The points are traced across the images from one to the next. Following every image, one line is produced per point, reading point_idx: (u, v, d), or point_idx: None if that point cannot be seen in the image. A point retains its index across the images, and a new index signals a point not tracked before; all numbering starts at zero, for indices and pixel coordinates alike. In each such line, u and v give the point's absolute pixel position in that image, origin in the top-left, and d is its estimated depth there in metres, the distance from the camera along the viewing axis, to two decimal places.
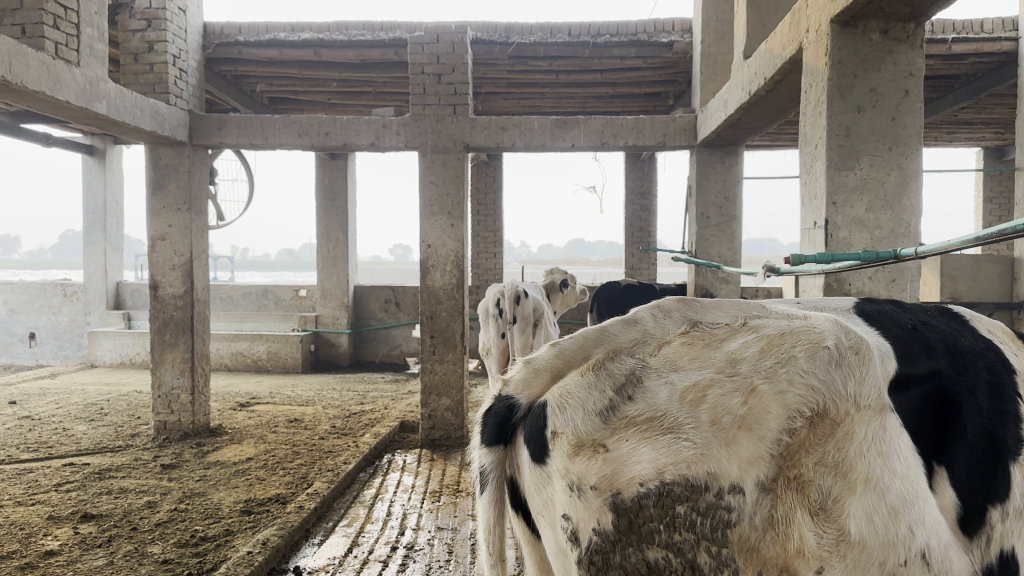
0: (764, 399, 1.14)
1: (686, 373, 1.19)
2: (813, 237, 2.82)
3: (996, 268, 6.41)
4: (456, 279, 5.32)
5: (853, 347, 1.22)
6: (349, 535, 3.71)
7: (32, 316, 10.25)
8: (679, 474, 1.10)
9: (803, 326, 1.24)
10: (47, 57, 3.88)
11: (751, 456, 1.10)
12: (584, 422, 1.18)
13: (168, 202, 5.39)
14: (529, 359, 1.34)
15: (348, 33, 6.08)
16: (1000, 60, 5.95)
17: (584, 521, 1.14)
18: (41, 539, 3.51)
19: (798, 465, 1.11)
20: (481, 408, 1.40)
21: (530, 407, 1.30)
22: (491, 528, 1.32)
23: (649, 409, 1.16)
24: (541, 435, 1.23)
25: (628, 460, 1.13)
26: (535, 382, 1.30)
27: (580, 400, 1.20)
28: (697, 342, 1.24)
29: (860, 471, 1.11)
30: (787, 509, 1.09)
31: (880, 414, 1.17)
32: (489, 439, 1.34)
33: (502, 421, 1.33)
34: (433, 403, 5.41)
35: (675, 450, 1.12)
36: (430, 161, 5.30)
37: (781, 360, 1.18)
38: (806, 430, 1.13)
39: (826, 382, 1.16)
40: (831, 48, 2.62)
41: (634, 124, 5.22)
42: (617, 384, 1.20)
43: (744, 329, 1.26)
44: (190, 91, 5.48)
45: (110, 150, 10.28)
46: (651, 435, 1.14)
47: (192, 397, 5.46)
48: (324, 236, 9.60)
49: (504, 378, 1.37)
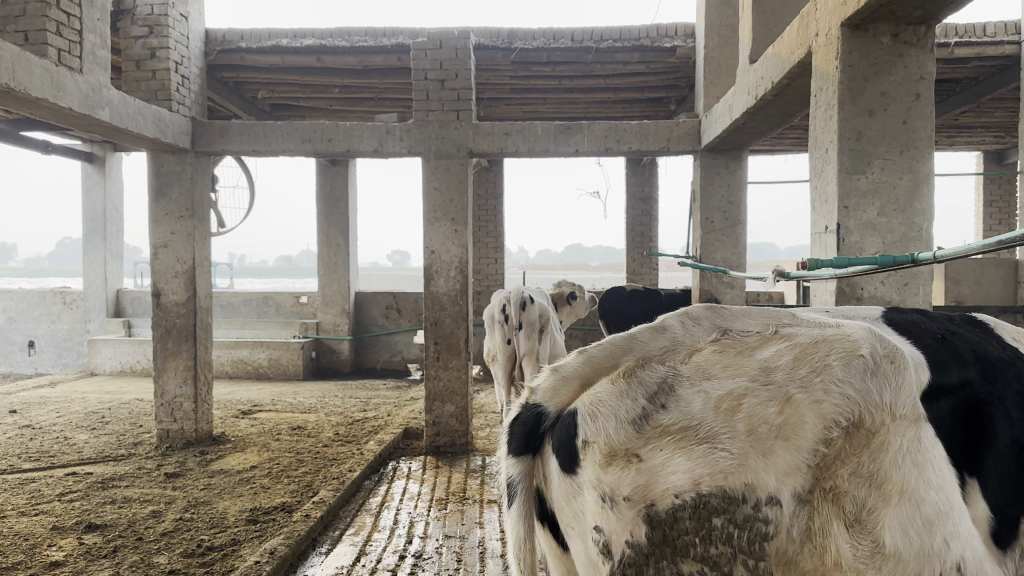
0: (800, 409, 1.13)
1: (720, 382, 1.18)
2: (825, 242, 2.81)
3: (999, 271, 6.41)
4: (460, 284, 5.32)
5: (888, 355, 1.21)
6: (356, 544, 3.69)
7: (31, 324, 10.22)
8: (716, 486, 1.09)
9: (836, 334, 1.23)
10: (50, 64, 3.87)
11: (788, 467, 1.09)
12: (617, 431, 1.16)
13: (171, 209, 5.37)
14: (556, 367, 1.33)
15: (349, 40, 6.04)
16: (1002, 63, 5.97)
17: (616, 533, 1.13)
18: (46, 549, 3.48)
19: (834, 476, 1.09)
20: (506, 417, 1.38)
21: (558, 415, 1.29)
22: (520, 541, 1.31)
23: (683, 417, 1.15)
24: (570, 445, 1.22)
25: (663, 469, 1.12)
26: (563, 390, 1.29)
27: (611, 409, 1.19)
28: (730, 349, 1.23)
29: (895, 481, 1.10)
30: (824, 522, 1.08)
31: (915, 424, 1.16)
32: (517, 449, 1.32)
33: (531, 430, 1.32)
34: (437, 410, 5.38)
35: (711, 460, 1.10)
36: (433, 167, 5.29)
37: (815, 369, 1.17)
38: (842, 440, 1.11)
39: (861, 392, 1.15)
40: (842, 51, 2.62)
41: (637, 129, 5.23)
42: (649, 392, 1.18)
43: (776, 337, 1.25)
44: (192, 98, 5.48)
45: (110, 158, 10.28)
46: (686, 445, 1.12)
47: (195, 405, 5.43)
48: (325, 242, 9.58)
49: (530, 387, 1.35)
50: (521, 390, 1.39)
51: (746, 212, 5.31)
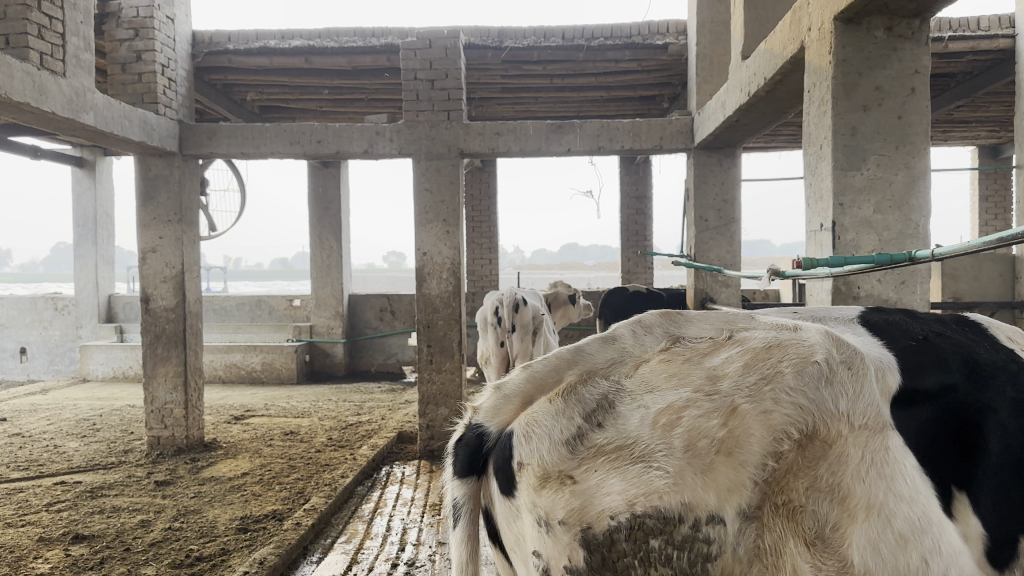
0: (745, 421, 1.08)
1: (662, 395, 1.13)
2: (820, 240, 2.76)
3: (996, 266, 6.39)
4: (453, 287, 5.26)
5: (846, 361, 1.17)
6: (347, 552, 3.62)
7: (22, 330, 10.10)
8: (651, 506, 1.04)
9: (791, 339, 1.18)
10: (32, 67, 3.78)
11: (728, 483, 1.04)
12: (550, 453, 1.12)
13: (158, 213, 5.29)
14: (499, 384, 1.28)
15: (338, 40, 5.97)
16: (997, 58, 5.94)
17: (554, 558, 1.09)
18: (31, 561, 3.41)
19: (788, 491, 1.05)
20: (451, 437, 1.32)
21: (499, 434, 1.24)
22: (465, 563, 1.26)
23: (618, 437, 1.10)
24: (507, 467, 1.18)
25: (597, 491, 1.07)
26: (505, 409, 1.24)
27: (546, 429, 1.14)
28: (677, 358, 1.19)
29: (858, 496, 1.06)
30: (777, 539, 1.04)
31: (876, 433, 1.12)
32: (460, 471, 1.26)
33: (474, 452, 1.25)
34: (431, 414, 5.31)
35: (646, 480, 1.05)
36: (424, 168, 5.23)
37: (766, 376, 1.12)
38: (792, 453, 1.07)
39: (815, 401, 1.11)
40: (835, 46, 2.57)
41: (630, 128, 5.16)
42: (587, 410, 1.14)
43: (729, 343, 1.20)
44: (179, 100, 5.40)
45: (100, 162, 10.16)
46: (621, 464, 1.08)
47: (186, 412, 5.35)
48: (318, 245, 9.49)
49: (473, 407, 1.30)
50: (464, 410, 1.34)
51: (741, 210, 5.26)
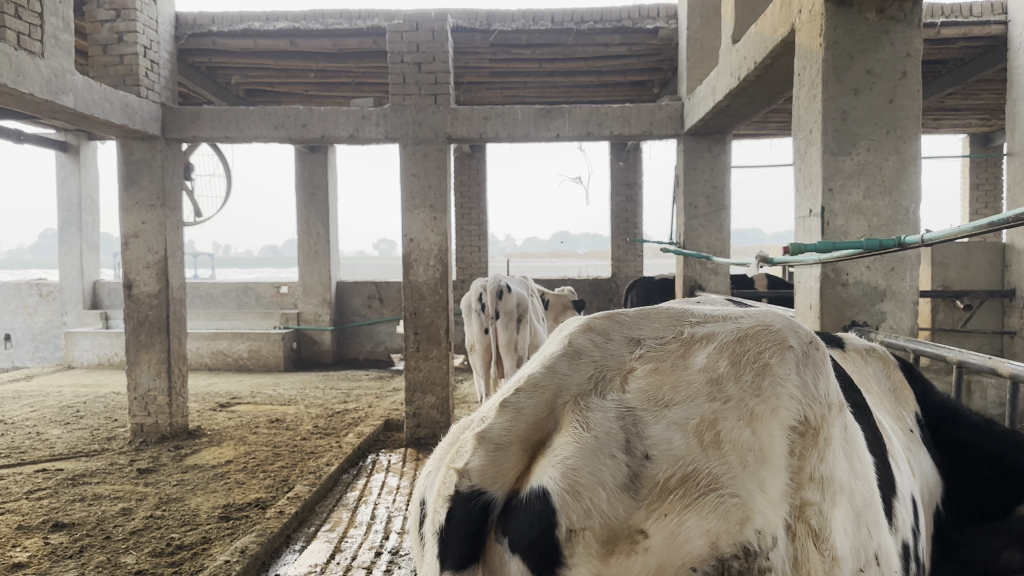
0: (767, 424, 0.96)
1: (683, 409, 0.99)
2: (809, 226, 2.72)
3: (987, 254, 6.39)
4: (440, 273, 5.19)
5: (812, 341, 1.07)
6: (331, 540, 3.59)
7: (6, 317, 9.94)
8: (737, 544, 0.90)
9: (755, 325, 1.08)
10: (9, 48, 3.67)
11: (782, 493, 0.92)
12: (612, 506, 0.93)
13: (141, 197, 5.18)
14: (482, 433, 1.03)
15: (323, 22, 5.85)
16: (988, 44, 5.91)
17: None
18: (9, 550, 3.34)
19: (807, 490, 0.93)
20: (433, 519, 1.02)
21: (510, 498, 0.99)
22: None
23: (675, 466, 0.95)
24: (544, 537, 0.94)
25: (675, 541, 0.91)
26: (504, 464, 1.00)
27: (593, 477, 0.94)
28: (663, 367, 1.05)
29: (841, 479, 0.96)
30: (805, 546, 0.91)
31: (842, 412, 1.04)
32: (455, 562, 0.98)
33: (477, 527, 0.98)
34: (418, 401, 5.27)
35: (722, 513, 0.91)
36: (411, 152, 5.15)
37: (759, 371, 1.01)
38: (804, 449, 0.95)
39: (805, 387, 1.00)
40: (826, 28, 2.51)
41: (619, 113, 5.09)
42: (622, 443, 0.97)
43: (698, 341, 1.09)
44: (162, 83, 5.27)
45: (84, 147, 9.96)
46: (692, 501, 0.93)
47: (170, 399, 5.27)
48: (305, 231, 9.37)
49: (456, 467, 1.00)
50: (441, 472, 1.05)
51: (730, 197, 5.24)
